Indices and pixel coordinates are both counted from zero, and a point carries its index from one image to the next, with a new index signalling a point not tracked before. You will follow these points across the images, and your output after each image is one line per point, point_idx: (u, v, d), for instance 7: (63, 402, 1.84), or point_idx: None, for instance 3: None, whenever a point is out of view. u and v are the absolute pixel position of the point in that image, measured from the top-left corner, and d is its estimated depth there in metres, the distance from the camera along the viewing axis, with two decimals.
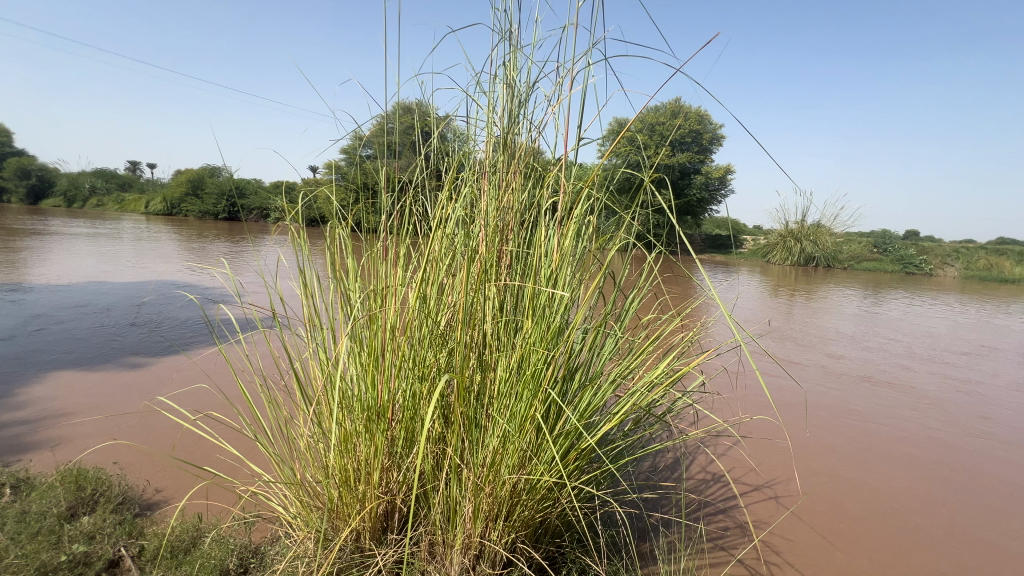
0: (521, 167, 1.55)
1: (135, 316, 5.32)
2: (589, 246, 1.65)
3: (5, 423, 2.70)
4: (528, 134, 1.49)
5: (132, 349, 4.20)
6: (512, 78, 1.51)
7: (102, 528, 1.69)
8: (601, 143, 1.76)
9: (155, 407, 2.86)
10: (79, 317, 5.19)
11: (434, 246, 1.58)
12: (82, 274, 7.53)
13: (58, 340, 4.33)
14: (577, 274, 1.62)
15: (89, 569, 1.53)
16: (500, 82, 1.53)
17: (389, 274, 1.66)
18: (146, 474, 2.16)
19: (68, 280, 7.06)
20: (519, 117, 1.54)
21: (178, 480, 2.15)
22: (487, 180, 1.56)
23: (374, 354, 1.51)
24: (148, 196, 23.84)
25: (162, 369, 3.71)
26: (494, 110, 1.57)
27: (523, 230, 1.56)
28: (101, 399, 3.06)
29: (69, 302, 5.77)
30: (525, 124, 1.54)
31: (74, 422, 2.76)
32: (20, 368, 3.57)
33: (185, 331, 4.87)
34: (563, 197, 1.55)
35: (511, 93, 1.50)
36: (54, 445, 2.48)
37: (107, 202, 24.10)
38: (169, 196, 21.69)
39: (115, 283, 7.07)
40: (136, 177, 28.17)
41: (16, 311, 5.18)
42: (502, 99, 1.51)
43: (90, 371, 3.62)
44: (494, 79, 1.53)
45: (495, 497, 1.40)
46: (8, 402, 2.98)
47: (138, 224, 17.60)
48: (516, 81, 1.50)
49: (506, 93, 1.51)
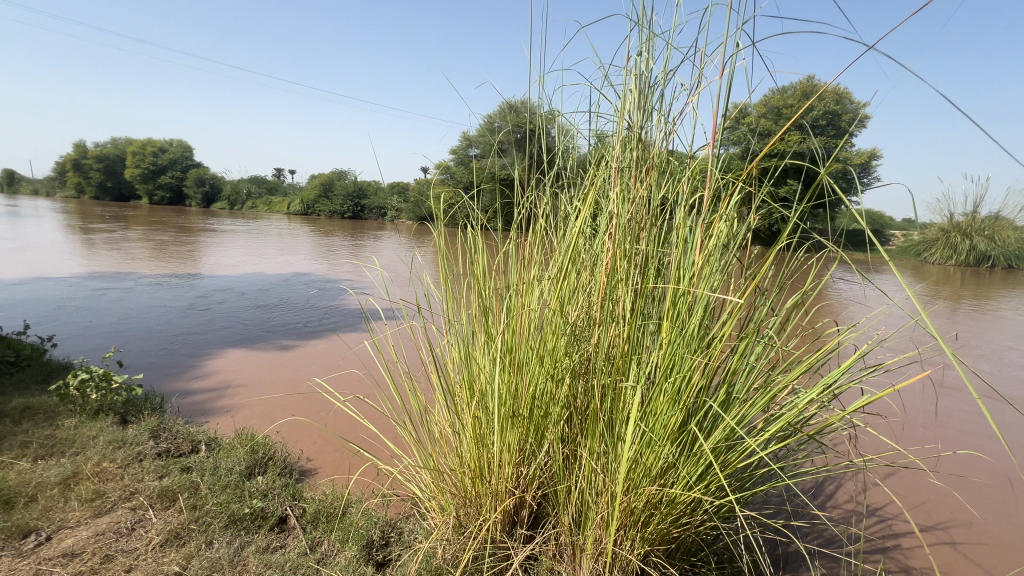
0: (657, 162, 1.47)
1: (284, 304, 6.11)
2: (734, 244, 1.50)
3: (196, 390, 3.28)
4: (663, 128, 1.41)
5: (283, 332, 4.83)
6: (647, 70, 1.43)
7: (272, 488, 1.95)
8: (746, 131, 1.59)
9: (309, 387, 3.26)
10: (242, 302, 6.10)
11: (566, 246, 1.55)
12: (243, 266, 8.86)
13: (228, 321, 5.13)
14: (721, 276, 1.48)
15: (265, 523, 1.77)
16: (633, 74, 1.46)
17: (520, 273, 1.67)
18: (302, 444, 2.46)
19: (233, 270, 8.36)
20: (653, 110, 1.45)
21: (325, 453, 2.40)
22: (620, 176, 1.50)
23: (508, 352, 1.52)
24: (290, 198, 27.30)
25: (308, 352, 4.21)
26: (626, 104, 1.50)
27: (659, 229, 1.47)
28: (262, 376, 3.58)
29: (235, 289, 6.81)
30: (659, 117, 1.45)
31: (243, 394, 3.24)
32: (203, 344, 4.29)
33: (323, 319, 5.48)
34: (707, 191, 1.42)
35: (646, 86, 1.42)
36: (229, 413, 2.94)
37: (259, 205, 28.06)
38: (307, 198, 24.64)
39: (268, 274, 8.20)
40: (281, 183, 32.42)
41: (198, 295, 6.25)
42: (635, 93, 1.44)
43: (253, 349, 4.24)
44: (627, 72, 1.46)
45: (631, 508, 1.35)
46: (196, 372, 3.60)
47: (282, 223, 20.25)
48: (652, 72, 1.41)
49: (641, 86, 1.43)
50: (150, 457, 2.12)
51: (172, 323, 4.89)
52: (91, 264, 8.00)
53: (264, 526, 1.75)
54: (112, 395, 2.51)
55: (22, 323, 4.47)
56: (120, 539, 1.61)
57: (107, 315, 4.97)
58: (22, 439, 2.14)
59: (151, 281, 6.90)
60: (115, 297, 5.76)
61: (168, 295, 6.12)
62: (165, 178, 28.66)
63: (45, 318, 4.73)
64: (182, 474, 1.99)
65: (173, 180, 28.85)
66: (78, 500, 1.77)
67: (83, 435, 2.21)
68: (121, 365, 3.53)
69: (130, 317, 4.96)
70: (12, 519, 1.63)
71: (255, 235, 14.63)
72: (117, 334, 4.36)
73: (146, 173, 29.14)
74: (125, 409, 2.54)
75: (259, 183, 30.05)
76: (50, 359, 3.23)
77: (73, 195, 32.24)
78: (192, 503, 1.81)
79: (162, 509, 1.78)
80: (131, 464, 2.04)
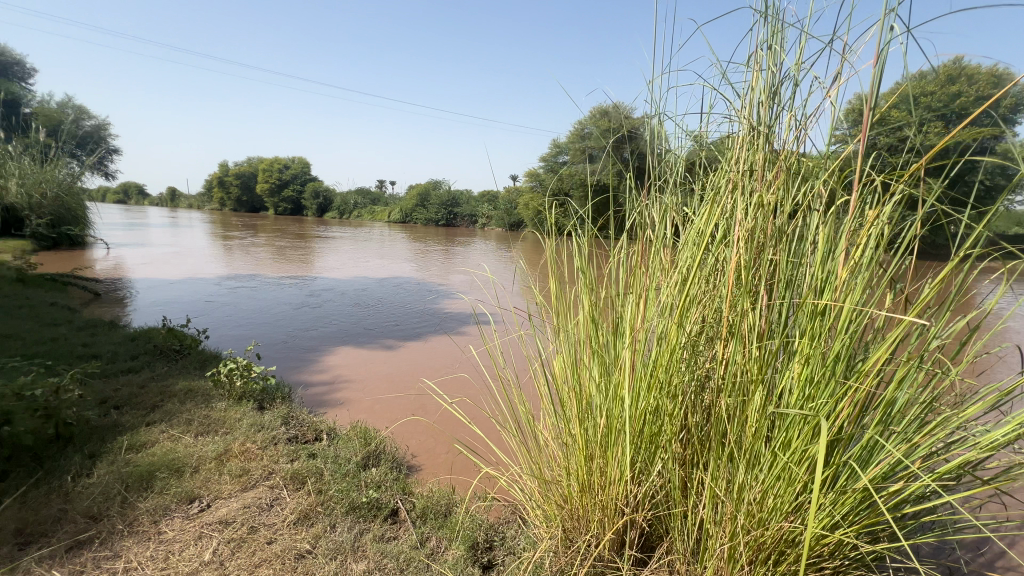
0: (786, 168, 1.34)
1: (387, 306, 6.56)
2: (887, 258, 1.29)
3: (316, 382, 3.63)
4: (792, 131, 1.27)
5: (387, 333, 5.17)
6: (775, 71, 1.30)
7: (385, 481, 2.08)
8: (899, 126, 1.37)
9: (417, 389, 3.45)
10: (352, 303, 6.65)
11: (682, 256, 1.47)
12: (351, 270, 9.67)
13: (340, 320, 5.61)
14: (872, 290, 1.29)
15: (380, 513, 1.89)
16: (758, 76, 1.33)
17: (632, 283, 1.60)
18: (409, 440, 2.62)
19: (344, 273, 9.18)
20: (779, 114, 1.32)
21: (428, 450, 2.52)
22: (743, 183, 1.38)
23: (620, 367, 1.47)
24: (391, 208, 29.43)
25: (410, 353, 4.48)
26: (750, 108, 1.38)
27: (792, 240, 1.33)
28: (371, 373, 3.87)
29: (345, 291, 7.44)
30: (788, 119, 1.31)
31: (355, 389, 3.52)
32: (320, 340, 4.74)
33: (421, 321, 5.78)
34: (852, 196, 1.25)
35: (774, 86, 1.29)
36: (344, 406, 3.20)
37: (364, 214, 30.60)
38: (406, 208, 26.42)
39: (372, 278, 8.86)
40: (383, 194, 35.00)
41: (315, 296, 6.92)
42: (761, 96, 1.32)
43: (363, 347, 4.61)
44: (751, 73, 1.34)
45: (761, 543, 1.24)
46: (316, 365, 3.99)
47: (383, 231, 21.88)
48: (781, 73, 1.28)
49: (767, 88, 1.31)
50: (282, 442, 2.37)
51: (294, 320, 5.47)
52: (231, 266, 9.23)
53: (379, 516, 1.86)
54: (252, 383, 2.85)
55: (181, 316, 5.26)
56: (261, 514, 1.81)
57: (244, 311, 5.68)
58: (185, 417, 2.50)
59: (277, 282, 7.78)
60: (250, 296, 6.59)
61: (291, 294, 6.85)
62: (287, 191, 32.34)
63: (198, 312, 5.53)
64: (309, 460, 2.20)
65: (294, 193, 32.44)
66: (229, 475, 2.02)
67: (231, 417, 2.54)
68: (256, 357, 4.00)
69: (261, 314, 5.62)
70: (180, 486, 1.91)
71: (360, 241, 15.97)
72: (252, 328, 4.97)
73: (272, 188, 33.09)
74: (261, 396, 2.87)
75: (364, 194, 32.72)
76: (203, 349, 3.76)
77: (217, 208, 37.57)
78: (318, 487, 1.98)
79: (293, 490, 1.97)
80: (268, 447, 2.30)
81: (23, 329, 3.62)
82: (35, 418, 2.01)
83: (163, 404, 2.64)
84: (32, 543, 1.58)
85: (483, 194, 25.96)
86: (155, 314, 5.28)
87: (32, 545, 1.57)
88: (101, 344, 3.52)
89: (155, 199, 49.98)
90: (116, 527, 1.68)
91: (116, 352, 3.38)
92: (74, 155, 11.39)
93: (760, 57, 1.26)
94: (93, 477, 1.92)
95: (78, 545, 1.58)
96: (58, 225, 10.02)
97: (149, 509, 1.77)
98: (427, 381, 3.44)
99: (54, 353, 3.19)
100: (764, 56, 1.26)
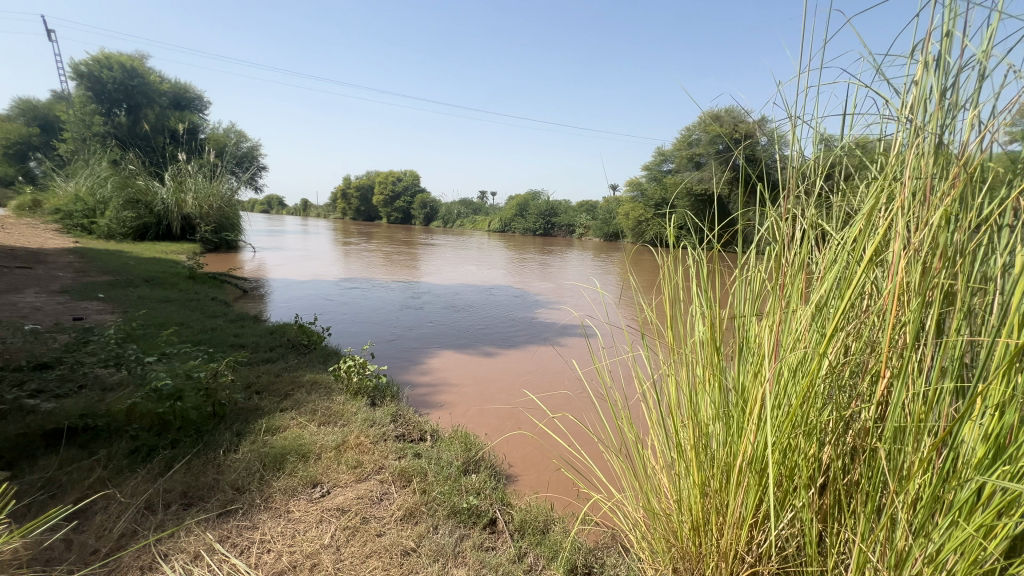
0: (970, 178, 1.10)
1: (486, 313, 6.75)
2: None
3: (420, 382, 3.83)
4: (976, 137, 1.04)
5: (486, 339, 5.30)
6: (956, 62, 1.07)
7: (484, 488, 2.11)
8: None
9: (518, 398, 3.49)
10: (454, 308, 6.94)
11: (824, 278, 1.28)
12: (454, 276, 10.12)
13: (443, 324, 5.88)
14: None
15: (479, 520, 1.91)
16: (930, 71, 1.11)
17: (759, 305, 1.44)
18: (509, 451, 2.64)
19: (446, 279, 9.66)
20: (960, 115, 1.09)
21: (525, 462, 2.52)
22: (909, 197, 1.16)
23: (745, 397, 1.32)
24: (491, 217, 30.49)
25: (508, 362, 4.54)
26: (918, 109, 1.15)
27: (978, 264, 1.09)
28: (471, 379, 4.00)
29: (448, 296, 7.81)
30: (972, 121, 1.07)
31: (456, 393, 3.65)
32: (425, 343, 4.99)
33: (519, 330, 5.85)
34: None
35: (953, 82, 1.07)
36: (446, 409, 3.33)
37: (466, 223, 32.07)
38: (505, 217, 27.22)
39: (473, 285, 9.19)
40: (484, 204, 36.43)
41: (421, 300, 7.35)
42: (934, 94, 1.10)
43: (463, 352, 4.78)
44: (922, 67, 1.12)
45: None
46: (420, 367, 4.22)
47: (483, 239, 22.72)
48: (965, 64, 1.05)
49: (943, 84, 1.09)
50: (391, 439, 2.53)
51: (402, 321, 5.84)
52: (350, 269, 10.19)
53: (479, 523, 1.89)
54: (366, 380, 3.08)
55: (309, 314, 5.89)
56: (373, 506, 1.93)
57: (360, 312, 6.21)
58: (311, 406, 2.78)
59: (388, 286, 8.41)
60: (365, 297, 7.20)
61: (400, 298, 7.34)
62: (399, 202, 35.04)
63: (322, 311, 6.15)
64: (415, 459, 2.31)
65: (405, 204, 35.05)
66: (345, 465, 2.19)
67: (348, 410, 2.77)
68: (369, 355, 4.34)
69: (375, 314, 6.09)
70: (306, 470, 2.11)
71: (462, 249, 16.75)
72: (367, 327, 5.40)
73: (386, 199, 36.05)
74: (373, 393, 3.09)
75: (466, 204, 34.36)
76: (326, 345, 4.16)
77: (340, 217, 41.93)
78: (423, 487, 2.06)
79: (401, 487, 2.08)
80: (379, 442, 2.46)
81: (192, 318, 4.30)
82: (200, 396, 2.36)
83: (293, 393, 2.95)
84: (193, 505, 1.84)
85: (581, 204, 25.84)
86: (289, 311, 5.98)
87: (192, 507, 1.83)
88: (247, 335, 4.06)
89: (291, 209, 57.17)
90: (255, 501, 1.89)
91: (258, 343, 3.87)
92: (234, 172, 13.43)
93: (936, 49, 1.05)
94: (238, 453, 2.19)
95: (227, 512, 1.81)
96: (220, 231, 11.85)
97: (281, 488, 1.98)
98: (528, 393, 3.46)
99: (212, 341, 3.75)
100: (941, 48, 1.05)
